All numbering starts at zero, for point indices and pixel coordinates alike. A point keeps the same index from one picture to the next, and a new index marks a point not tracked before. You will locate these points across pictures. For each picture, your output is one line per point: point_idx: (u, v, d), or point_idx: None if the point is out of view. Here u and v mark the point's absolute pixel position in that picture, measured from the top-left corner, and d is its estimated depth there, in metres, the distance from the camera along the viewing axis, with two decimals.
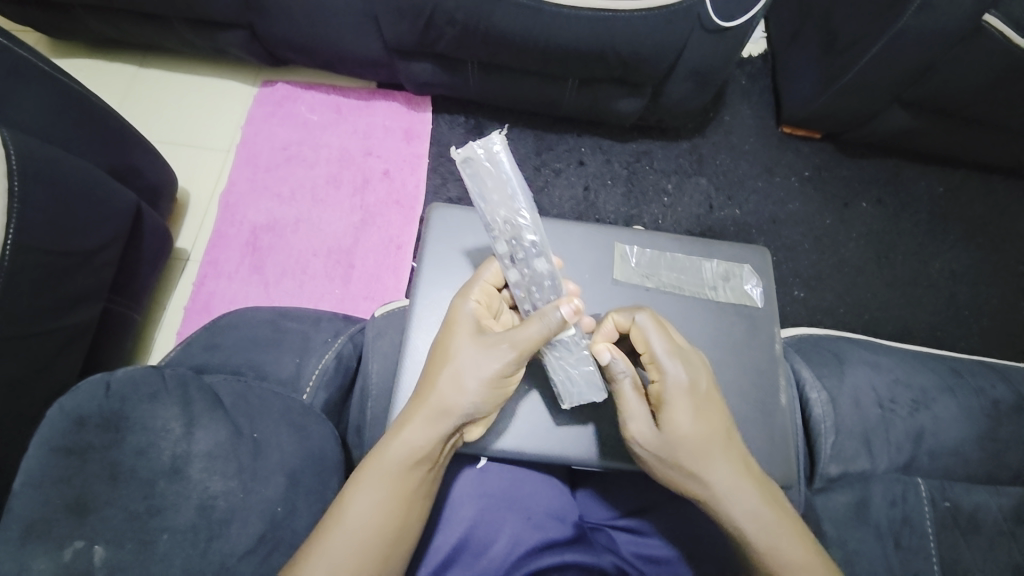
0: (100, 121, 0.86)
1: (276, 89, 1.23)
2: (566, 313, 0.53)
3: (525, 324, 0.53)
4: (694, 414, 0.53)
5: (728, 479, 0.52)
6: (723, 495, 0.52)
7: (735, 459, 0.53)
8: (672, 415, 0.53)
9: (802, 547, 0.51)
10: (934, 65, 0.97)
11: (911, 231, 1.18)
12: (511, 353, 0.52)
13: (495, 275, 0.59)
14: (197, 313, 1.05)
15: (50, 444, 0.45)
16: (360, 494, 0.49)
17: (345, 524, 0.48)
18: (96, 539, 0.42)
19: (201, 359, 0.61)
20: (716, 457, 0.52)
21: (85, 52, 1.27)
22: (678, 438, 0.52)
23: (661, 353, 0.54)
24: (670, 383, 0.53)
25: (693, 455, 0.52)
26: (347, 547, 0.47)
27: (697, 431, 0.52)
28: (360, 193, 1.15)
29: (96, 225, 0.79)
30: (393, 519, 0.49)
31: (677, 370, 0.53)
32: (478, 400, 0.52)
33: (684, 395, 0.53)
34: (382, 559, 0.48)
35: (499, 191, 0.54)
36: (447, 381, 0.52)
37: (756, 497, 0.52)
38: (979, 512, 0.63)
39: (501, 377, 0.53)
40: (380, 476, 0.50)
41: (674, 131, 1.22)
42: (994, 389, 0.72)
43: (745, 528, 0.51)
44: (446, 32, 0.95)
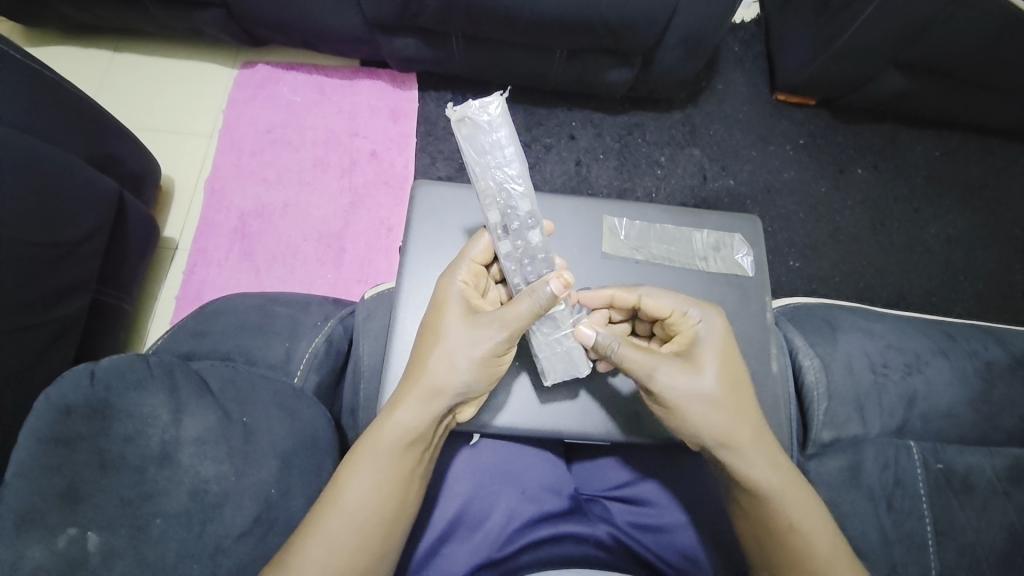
0: (75, 109, 0.83)
1: (257, 71, 1.20)
2: (555, 288, 0.52)
3: (517, 302, 0.53)
4: (723, 362, 0.55)
5: (751, 425, 0.54)
6: (748, 443, 0.53)
7: (755, 409, 0.55)
8: (705, 361, 0.55)
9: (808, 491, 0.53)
10: (931, 24, 0.94)
11: (906, 197, 1.16)
12: (502, 330, 0.52)
13: (483, 252, 0.58)
14: (189, 302, 1.04)
15: (38, 434, 0.45)
16: (355, 475, 0.49)
17: (342, 505, 0.48)
18: (89, 526, 0.43)
19: (190, 346, 0.60)
20: (739, 404, 0.54)
21: (56, 38, 1.23)
22: (710, 385, 0.54)
23: (686, 307, 0.57)
24: (698, 333, 0.56)
25: (723, 402, 0.53)
26: (343, 528, 0.47)
27: (725, 379, 0.54)
28: (347, 175, 1.13)
29: (79, 216, 0.77)
30: (390, 500, 0.49)
31: (705, 321, 0.56)
32: (468, 379, 0.52)
33: (713, 345, 0.55)
34: (378, 540, 0.48)
35: (494, 155, 0.54)
36: (438, 361, 0.52)
37: (771, 443, 0.54)
38: (972, 473, 0.64)
39: (493, 355, 0.53)
40: (375, 458, 0.50)
41: (666, 102, 1.19)
42: (987, 351, 0.73)
43: (768, 471, 0.52)
44: (427, 4, 0.92)
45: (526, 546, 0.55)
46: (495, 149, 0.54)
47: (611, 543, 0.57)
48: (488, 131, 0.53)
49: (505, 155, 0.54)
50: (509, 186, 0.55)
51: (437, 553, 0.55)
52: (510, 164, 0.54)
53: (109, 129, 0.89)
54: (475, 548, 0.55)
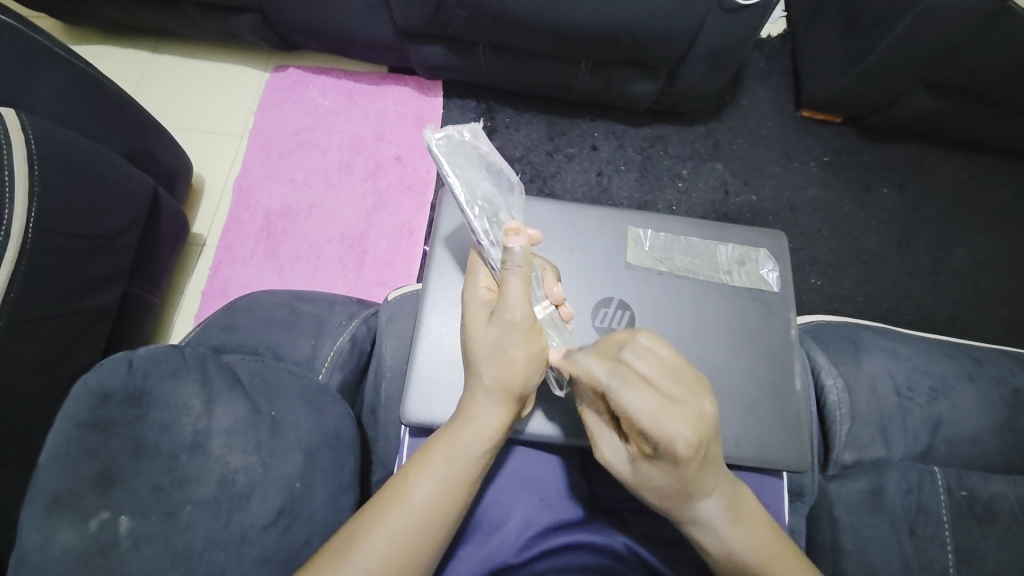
0: (115, 106, 0.86)
1: (288, 74, 1.23)
2: (515, 244, 0.49)
3: (506, 284, 0.50)
4: (679, 474, 0.45)
5: (705, 520, 0.49)
6: (690, 527, 0.50)
7: (715, 507, 0.49)
8: (653, 471, 0.46)
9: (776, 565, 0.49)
10: (962, 44, 0.94)
11: (933, 218, 1.15)
12: (524, 317, 0.50)
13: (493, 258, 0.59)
14: (214, 297, 1.06)
15: (78, 419, 0.47)
16: (426, 475, 0.49)
17: (410, 503, 0.48)
18: (121, 510, 0.43)
19: (220, 340, 0.62)
20: (701, 496, 0.48)
21: (99, 38, 1.28)
22: (649, 484, 0.48)
23: (647, 420, 0.41)
24: (665, 454, 0.42)
25: (669, 500, 0.48)
26: (411, 524, 0.47)
27: (673, 488, 0.46)
28: (371, 178, 1.15)
29: (114, 209, 0.80)
30: (458, 496, 0.50)
31: (673, 442, 0.41)
32: (526, 374, 0.52)
33: (667, 463, 0.43)
34: (439, 540, 0.49)
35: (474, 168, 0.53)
36: (490, 368, 0.51)
37: (729, 521, 0.49)
38: (996, 501, 0.62)
39: (533, 346, 0.51)
40: (449, 459, 0.50)
41: (689, 116, 1.20)
42: (1015, 378, 0.71)
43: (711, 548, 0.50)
44: (458, 13, 0.94)
45: (541, 554, 0.54)
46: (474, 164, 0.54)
47: (627, 555, 0.55)
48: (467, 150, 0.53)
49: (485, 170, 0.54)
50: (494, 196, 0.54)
51: (453, 556, 0.55)
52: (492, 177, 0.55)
53: (145, 128, 0.92)
54: (491, 552, 0.55)
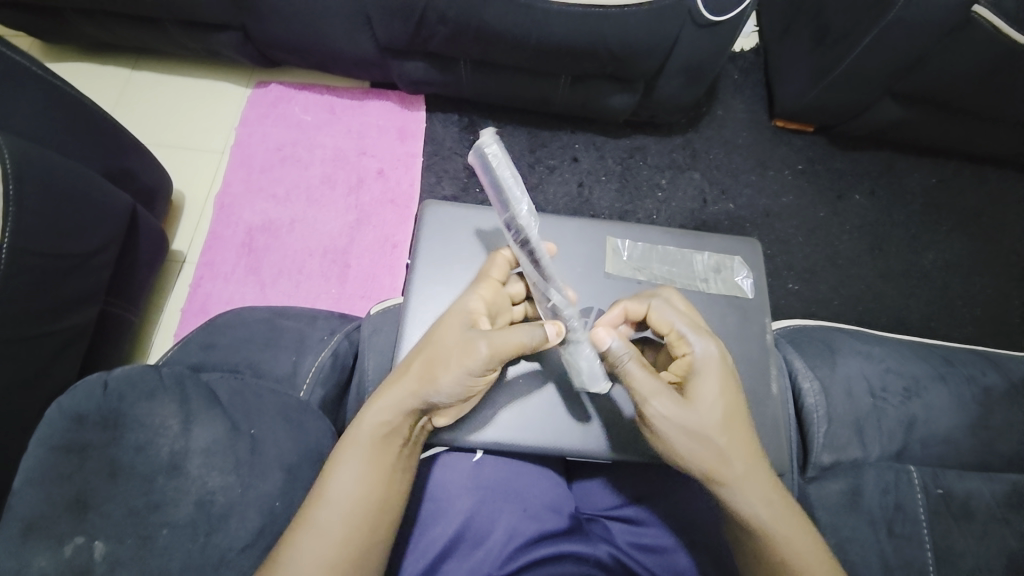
0: (94, 124, 0.86)
1: (270, 90, 1.23)
2: (549, 332, 0.54)
3: (508, 331, 0.53)
4: (723, 389, 0.54)
5: (748, 463, 0.53)
6: (740, 476, 0.52)
7: (752, 448, 0.54)
8: (705, 387, 0.54)
9: (794, 515, 0.53)
10: (924, 56, 0.98)
11: (903, 222, 1.18)
12: (482, 361, 0.51)
13: (500, 271, 0.60)
14: (194, 314, 1.05)
15: (52, 442, 0.46)
16: (343, 469, 0.50)
17: (330, 496, 0.49)
18: (96, 535, 0.43)
19: (199, 358, 0.61)
20: (738, 431, 0.54)
21: (78, 55, 1.27)
22: (705, 411, 0.53)
23: (690, 332, 0.56)
24: (704, 359, 0.55)
25: (722, 431, 0.53)
26: (331, 517, 0.48)
27: (722, 409, 0.53)
28: (355, 192, 1.15)
29: (92, 227, 0.79)
30: (372, 491, 0.50)
31: (708, 345, 0.55)
32: (447, 393, 0.52)
33: (713, 371, 0.54)
34: (359, 535, 0.48)
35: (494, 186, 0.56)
36: (432, 368, 0.52)
37: (766, 476, 0.53)
38: (972, 498, 0.64)
39: (469, 381, 0.52)
40: (363, 453, 0.51)
41: (667, 127, 1.23)
42: (985, 377, 0.73)
43: (752, 503, 0.52)
44: (438, 30, 0.96)
45: (525, 566, 0.54)
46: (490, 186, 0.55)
47: (612, 564, 0.55)
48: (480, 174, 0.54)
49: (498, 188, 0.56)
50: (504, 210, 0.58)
51: (436, 571, 0.55)
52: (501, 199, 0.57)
53: (122, 142, 0.91)
54: (474, 567, 0.54)
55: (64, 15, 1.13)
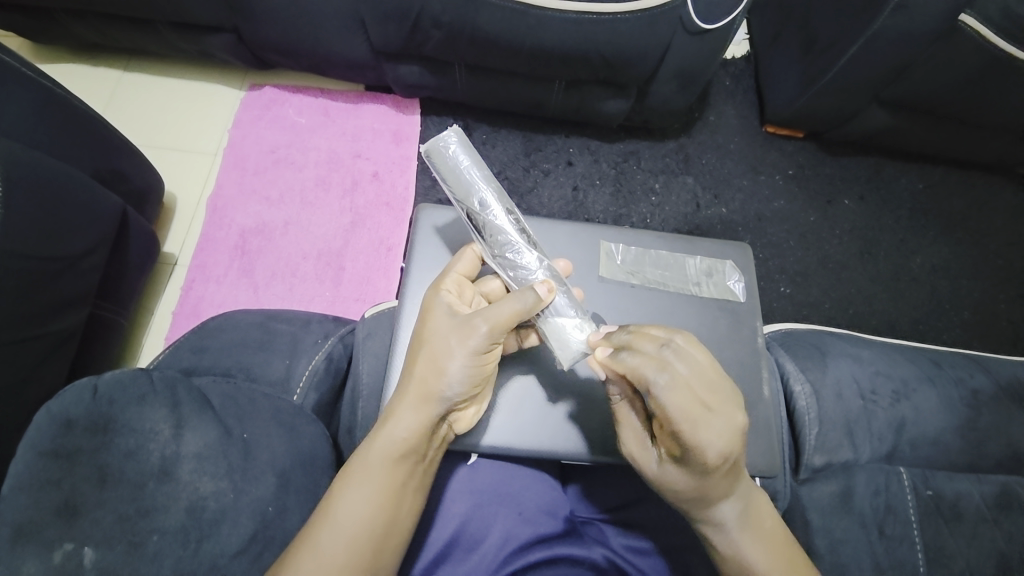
0: (84, 126, 0.85)
1: (264, 92, 1.23)
2: (540, 292, 0.54)
3: (501, 303, 0.53)
4: (705, 477, 0.50)
5: (721, 518, 0.52)
6: (704, 526, 0.53)
7: (731, 511, 0.52)
8: (682, 470, 0.51)
9: (781, 572, 0.51)
10: (910, 64, 1.00)
11: (892, 227, 1.20)
12: (483, 336, 0.52)
13: (468, 266, 0.60)
14: (185, 317, 1.04)
15: (39, 447, 0.45)
16: (352, 491, 0.50)
17: (335, 520, 0.49)
18: (85, 542, 0.42)
19: (190, 362, 0.60)
20: (717, 501, 0.52)
21: (68, 56, 1.26)
22: (677, 481, 0.52)
23: (678, 422, 0.47)
24: (696, 456, 0.48)
25: (689, 498, 0.52)
26: (336, 541, 0.47)
27: (699, 487, 0.51)
28: (349, 195, 1.15)
29: (81, 229, 0.78)
30: (383, 512, 0.50)
31: (709, 445, 0.47)
32: (454, 381, 0.52)
33: (695, 464, 0.49)
34: (369, 555, 0.48)
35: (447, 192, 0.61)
36: (429, 365, 0.53)
37: (742, 540, 0.52)
38: (961, 500, 0.65)
39: (476, 362, 0.53)
40: (369, 473, 0.51)
41: (660, 132, 1.24)
42: (973, 379, 0.74)
43: (723, 555, 0.53)
44: (432, 34, 0.96)
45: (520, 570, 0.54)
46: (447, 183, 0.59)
47: (607, 567, 0.56)
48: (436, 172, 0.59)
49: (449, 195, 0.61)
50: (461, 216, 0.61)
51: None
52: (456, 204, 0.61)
53: (113, 145, 0.90)
54: (470, 571, 0.54)
55: (55, 15, 1.12)
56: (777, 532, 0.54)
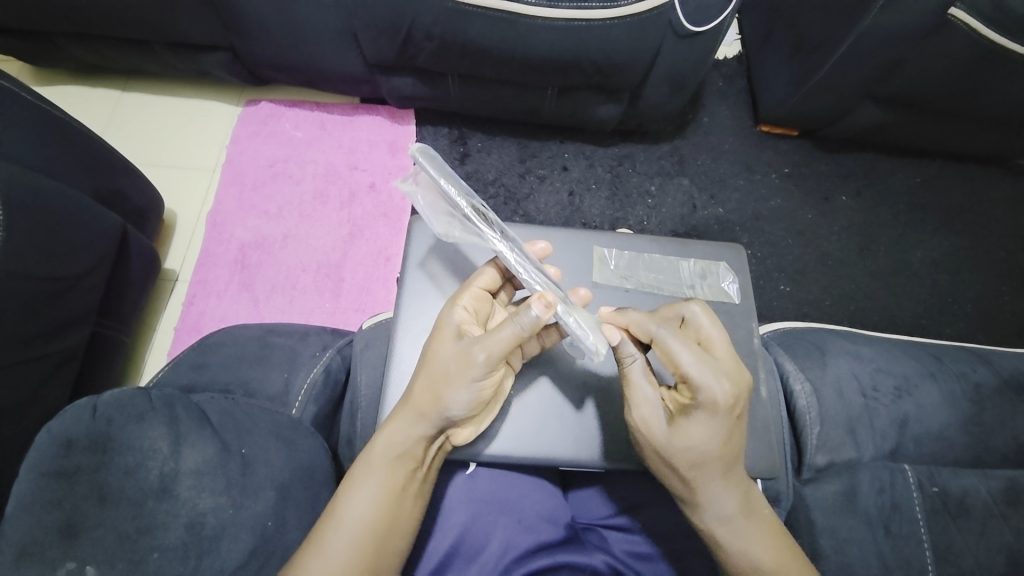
0: (83, 147, 0.86)
1: (260, 108, 1.24)
2: (537, 310, 0.51)
3: (500, 329, 0.52)
4: (717, 432, 0.51)
5: (720, 493, 0.53)
6: (704, 504, 0.53)
7: (732, 479, 0.53)
8: (695, 429, 0.51)
9: (772, 557, 0.52)
10: (902, 60, 1.00)
11: (890, 222, 1.20)
12: (482, 365, 0.52)
13: (488, 281, 0.60)
14: (187, 333, 1.05)
15: (40, 468, 0.45)
16: (355, 493, 0.51)
17: (340, 523, 0.49)
18: (88, 560, 0.43)
19: (190, 378, 0.61)
20: (715, 474, 0.52)
21: (67, 79, 1.28)
22: (689, 447, 0.51)
23: (693, 368, 0.51)
24: (706, 403, 0.51)
25: (696, 466, 0.52)
26: (340, 544, 0.48)
27: (710, 448, 0.51)
28: (347, 207, 1.16)
29: (82, 249, 0.79)
30: (385, 514, 0.51)
31: (716, 386, 0.50)
32: (456, 404, 0.53)
33: (712, 415, 0.51)
34: (373, 557, 0.49)
35: (435, 208, 0.62)
36: (429, 387, 0.53)
37: (743, 514, 0.53)
38: (968, 496, 0.64)
39: (476, 387, 0.53)
40: (371, 477, 0.52)
41: (654, 134, 1.24)
42: (976, 373, 0.74)
43: (720, 536, 0.53)
44: (424, 46, 0.97)
45: None
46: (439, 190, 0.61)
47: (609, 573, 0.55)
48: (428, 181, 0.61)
49: (438, 208, 0.62)
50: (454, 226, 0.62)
51: None
52: (448, 216, 0.62)
53: (112, 165, 0.91)
54: None
55: (53, 39, 1.13)
56: (767, 517, 0.55)
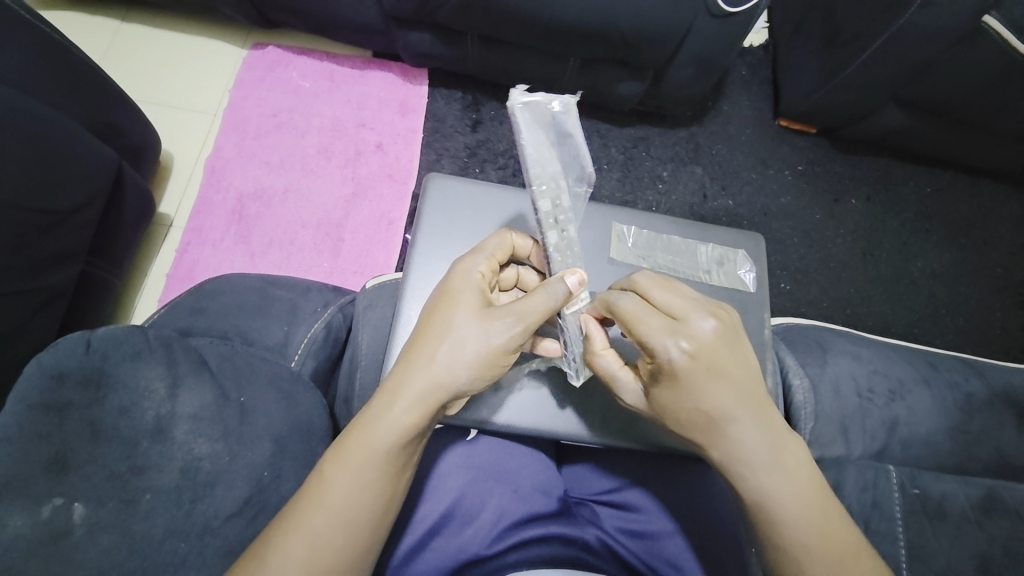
0: (81, 75, 0.81)
1: (267, 52, 1.19)
2: (571, 283, 0.52)
3: (530, 295, 0.51)
4: (692, 392, 0.49)
5: (731, 452, 0.49)
6: (722, 464, 0.50)
7: (752, 441, 0.49)
8: (668, 394, 0.51)
9: (806, 506, 0.48)
10: (932, 63, 0.98)
11: (896, 229, 1.20)
12: (517, 336, 0.50)
13: (502, 251, 0.58)
14: (179, 280, 1.02)
15: (29, 400, 0.44)
16: (340, 472, 0.47)
17: (329, 503, 0.46)
18: (76, 497, 0.42)
19: (186, 323, 0.59)
20: (718, 430, 0.50)
21: (63, 2, 1.20)
22: (669, 412, 0.52)
23: (643, 331, 0.50)
24: (664, 362, 0.50)
25: (689, 428, 0.51)
26: (329, 525, 0.45)
27: (692, 408, 0.50)
28: (351, 164, 1.13)
29: (78, 182, 0.76)
30: (373, 495, 0.47)
31: (667, 346, 0.49)
32: (465, 366, 0.50)
33: (677, 375, 0.50)
34: (367, 534, 0.47)
35: (542, 147, 0.51)
36: (446, 353, 0.50)
37: (769, 471, 0.48)
38: (948, 500, 0.65)
39: (489, 352, 0.50)
40: (361, 456, 0.47)
41: (672, 119, 1.21)
42: (968, 384, 0.75)
43: (756, 500, 0.49)
44: (446, 1, 0.92)
45: (514, 546, 0.54)
46: (564, 139, 0.53)
47: (598, 548, 0.56)
48: (554, 122, 0.52)
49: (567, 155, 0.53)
50: (561, 177, 0.53)
51: (425, 547, 0.55)
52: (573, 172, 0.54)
53: (114, 99, 0.87)
54: (463, 544, 0.54)
55: None
56: (809, 481, 0.49)
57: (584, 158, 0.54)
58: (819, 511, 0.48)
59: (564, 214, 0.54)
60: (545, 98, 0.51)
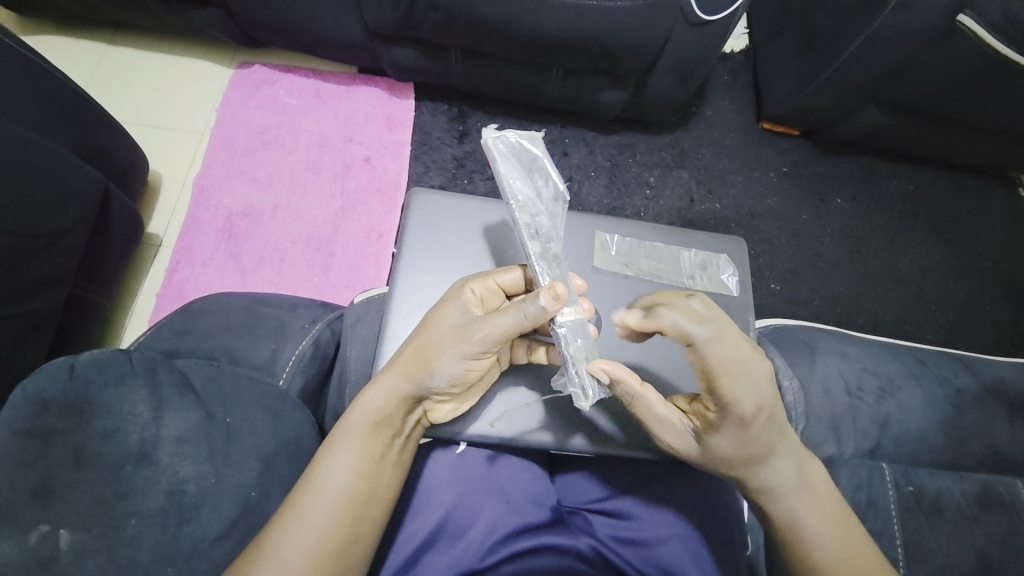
0: (67, 99, 0.82)
1: (253, 71, 1.20)
2: (544, 302, 0.49)
3: (501, 311, 0.51)
4: (750, 437, 0.51)
5: (774, 477, 0.52)
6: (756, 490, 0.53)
7: (789, 466, 0.53)
8: (724, 441, 0.52)
9: (822, 515, 0.52)
10: (909, 63, 1.00)
11: (882, 226, 1.21)
12: (477, 343, 0.51)
13: (509, 279, 0.58)
14: (170, 300, 1.02)
15: (15, 426, 0.44)
16: (331, 458, 0.50)
17: (318, 487, 0.49)
18: (61, 523, 0.42)
19: (172, 344, 0.59)
20: (763, 462, 0.52)
21: (49, 28, 1.21)
22: (722, 455, 0.52)
23: (725, 381, 0.49)
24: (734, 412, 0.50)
25: (739, 466, 0.52)
26: (318, 509, 0.48)
27: (745, 450, 0.51)
28: (340, 179, 1.13)
29: (65, 206, 0.76)
30: (362, 482, 0.49)
31: (745, 398, 0.50)
32: (442, 377, 0.52)
33: (744, 422, 0.50)
34: (350, 523, 0.48)
35: (517, 174, 0.52)
36: (419, 349, 0.52)
37: (797, 489, 0.52)
38: (943, 496, 0.66)
39: (466, 365, 0.52)
40: (345, 435, 0.51)
41: (657, 125, 1.23)
42: (958, 379, 0.75)
43: (782, 515, 0.53)
44: (429, 16, 0.94)
45: (505, 558, 0.54)
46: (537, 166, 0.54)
47: (592, 556, 0.56)
48: (524, 151, 0.53)
49: (543, 178, 0.54)
50: (537, 199, 0.53)
51: (416, 562, 0.54)
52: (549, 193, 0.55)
53: (101, 123, 0.87)
54: (454, 559, 0.54)
55: None
56: (823, 491, 0.54)
57: (557, 179, 0.54)
58: (829, 510, 0.53)
59: (545, 232, 0.53)
60: (515, 132, 0.53)
